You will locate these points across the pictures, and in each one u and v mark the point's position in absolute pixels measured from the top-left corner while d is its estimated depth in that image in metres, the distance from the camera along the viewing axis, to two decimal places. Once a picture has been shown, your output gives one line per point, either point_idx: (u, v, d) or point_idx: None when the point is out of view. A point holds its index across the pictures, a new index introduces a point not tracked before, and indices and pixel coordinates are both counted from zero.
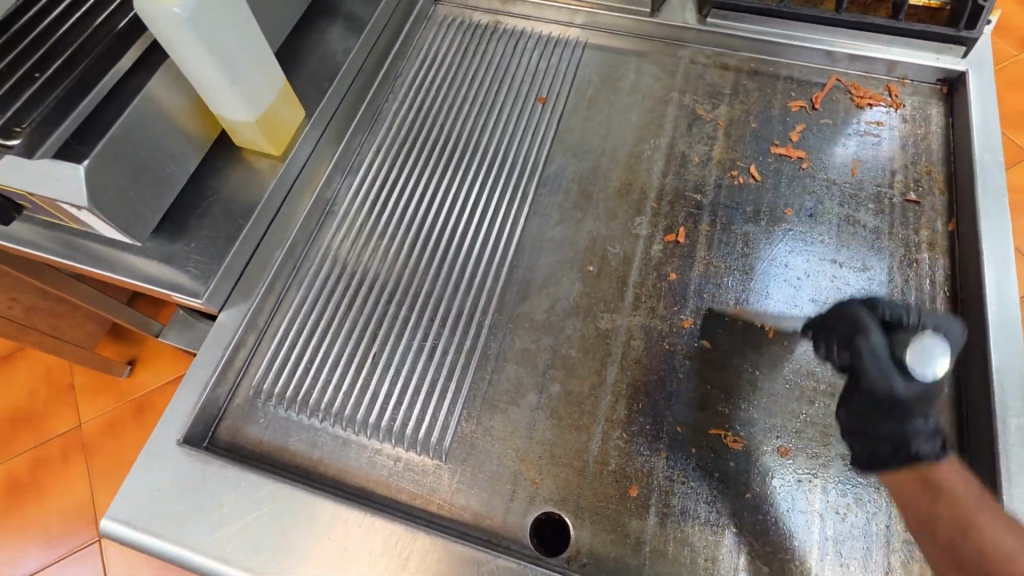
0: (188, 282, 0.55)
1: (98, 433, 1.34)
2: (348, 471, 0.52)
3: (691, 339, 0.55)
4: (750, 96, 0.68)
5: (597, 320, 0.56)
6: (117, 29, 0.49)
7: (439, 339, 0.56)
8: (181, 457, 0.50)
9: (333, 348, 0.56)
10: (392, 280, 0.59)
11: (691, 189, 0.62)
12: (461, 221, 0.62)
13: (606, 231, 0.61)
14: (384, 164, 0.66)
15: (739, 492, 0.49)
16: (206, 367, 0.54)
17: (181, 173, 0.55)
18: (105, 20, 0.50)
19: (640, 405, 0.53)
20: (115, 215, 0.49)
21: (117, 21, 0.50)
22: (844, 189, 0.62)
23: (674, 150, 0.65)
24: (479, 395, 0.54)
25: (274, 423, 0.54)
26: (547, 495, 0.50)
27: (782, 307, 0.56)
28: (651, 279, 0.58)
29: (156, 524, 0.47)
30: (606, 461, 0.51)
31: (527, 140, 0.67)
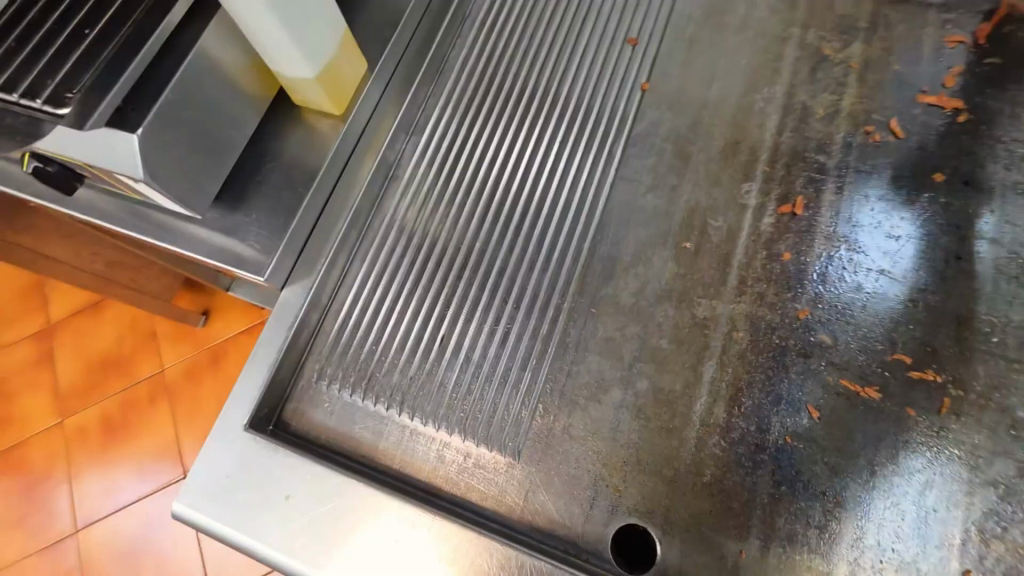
0: (251, 257, 0.52)
1: (178, 380, 1.41)
2: (415, 465, 0.48)
3: (807, 334, 0.47)
4: (894, 30, 0.55)
5: (694, 307, 0.49)
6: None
7: (513, 324, 0.51)
8: (248, 442, 0.48)
9: (399, 328, 0.52)
10: (461, 256, 0.54)
11: (813, 149, 0.52)
12: (538, 187, 0.55)
13: (706, 201, 0.52)
14: (452, 122, 0.59)
15: (860, 512, 0.42)
16: (271, 347, 0.52)
17: (241, 138, 0.52)
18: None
19: (742, 408, 0.46)
20: (174, 189, 0.47)
21: None
22: (1016, 148, 0.49)
23: (792, 101, 0.54)
24: (557, 387, 0.49)
25: (339, 408, 0.51)
26: (631, 505, 0.45)
27: (921, 296, 0.47)
28: (761, 259, 0.50)
29: (225, 512, 0.46)
30: (700, 471, 0.45)
31: (613, 91, 0.58)
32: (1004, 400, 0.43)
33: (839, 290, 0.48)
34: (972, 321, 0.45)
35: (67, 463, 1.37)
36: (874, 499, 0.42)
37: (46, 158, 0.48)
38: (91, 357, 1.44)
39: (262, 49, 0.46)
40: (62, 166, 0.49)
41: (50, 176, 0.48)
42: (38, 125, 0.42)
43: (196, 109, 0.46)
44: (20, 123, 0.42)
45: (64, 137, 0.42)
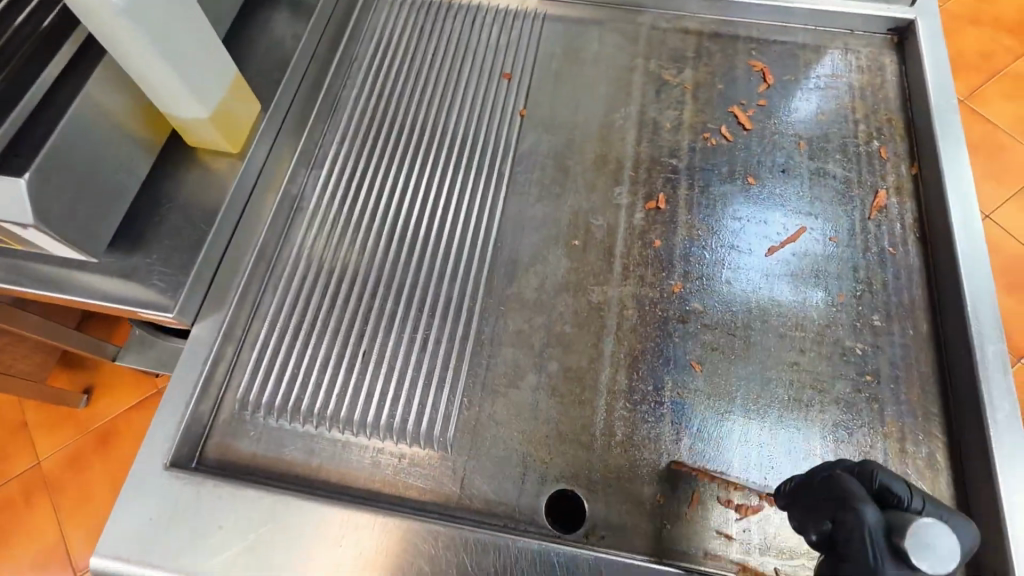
0: (155, 296, 0.52)
1: (59, 469, 1.25)
2: (350, 475, 0.50)
3: (682, 305, 0.55)
4: (713, 58, 0.68)
5: (589, 293, 0.56)
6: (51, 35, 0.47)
7: (431, 329, 0.55)
8: (171, 480, 0.47)
9: (319, 351, 0.54)
10: (373, 275, 0.57)
11: (666, 155, 0.63)
12: (437, 206, 0.60)
13: (587, 204, 0.61)
14: (351, 155, 0.63)
15: (743, 442, 0.50)
16: (185, 384, 0.52)
17: (136, 180, 0.52)
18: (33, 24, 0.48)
19: (639, 373, 0.53)
20: (69, 235, 0.47)
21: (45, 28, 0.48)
22: (813, 142, 0.63)
23: (645, 117, 0.65)
24: (478, 381, 0.53)
25: (265, 434, 0.51)
26: (558, 473, 0.49)
27: (764, 263, 0.57)
28: (637, 247, 0.58)
29: (153, 554, 0.45)
30: (613, 432, 0.51)
31: (495, 119, 0.65)
32: (836, 336, 0.54)
33: (703, 267, 0.57)
34: (803, 278, 0.56)
35: None
36: (752, 430, 0.50)
37: None
38: None
39: (153, 91, 0.48)
40: None
41: None
42: None
43: (87, 154, 0.46)
44: None
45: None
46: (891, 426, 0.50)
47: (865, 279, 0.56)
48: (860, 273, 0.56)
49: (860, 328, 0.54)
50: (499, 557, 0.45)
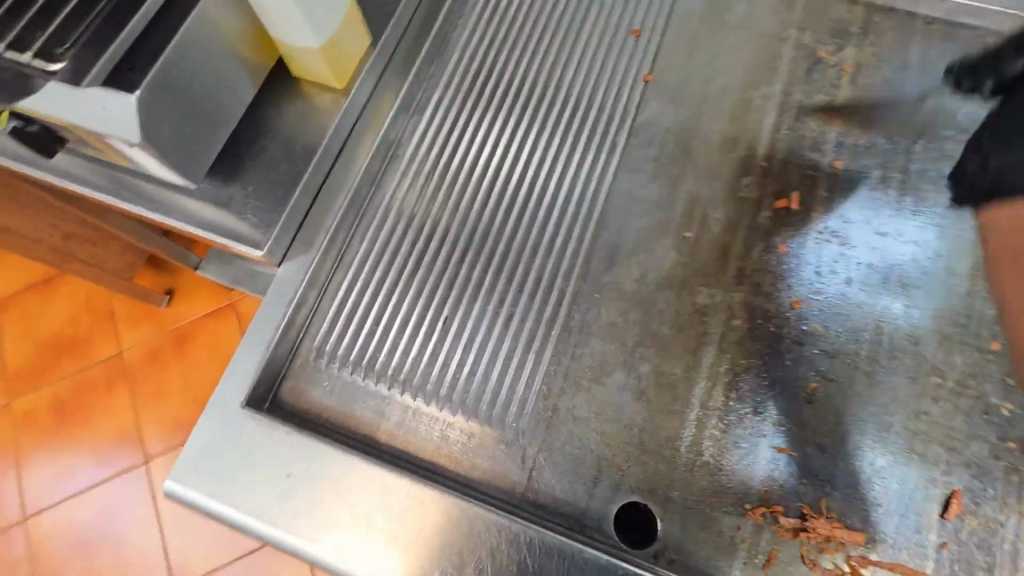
0: (248, 231, 0.51)
1: (140, 362, 1.35)
2: (417, 444, 0.48)
3: (801, 324, 0.49)
4: (884, 37, 0.58)
5: (694, 294, 0.51)
6: None
7: (517, 306, 0.51)
8: (245, 419, 0.47)
9: (400, 311, 0.52)
10: (464, 238, 0.54)
11: (808, 147, 0.55)
12: (541, 172, 0.55)
13: (707, 193, 0.54)
14: (455, 103, 0.58)
15: (847, 490, 0.45)
16: (268, 324, 0.51)
17: (239, 105, 0.50)
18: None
19: (739, 392, 0.48)
20: (170, 157, 0.45)
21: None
22: None
23: (789, 99, 0.56)
24: (561, 370, 0.50)
25: (338, 387, 0.50)
26: (633, 483, 0.46)
27: (905, 290, 0.49)
28: (758, 250, 0.52)
29: (221, 490, 0.45)
30: (700, 451, 0.46)
31: (616, 81, 0.59)
32: (978, 389, 0.46)
33: (832, 284, 0.50)
34: (949, 315, 0.48)
35: (18, 446, 1.31)
36: (859, 479, 0.45)
37: (25, 117, 0.45)
38: (46, 337, 1.37)
39: (268, 14, 0.45)
40: (43, 128, 0.46)
41: (28, 137, 0.46)
42: (28, 81, 0.40)
43: (194, 73, 0.44)
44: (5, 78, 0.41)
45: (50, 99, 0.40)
46: None
47: None
48: None
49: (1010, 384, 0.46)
50: (563, 562, 0.42)
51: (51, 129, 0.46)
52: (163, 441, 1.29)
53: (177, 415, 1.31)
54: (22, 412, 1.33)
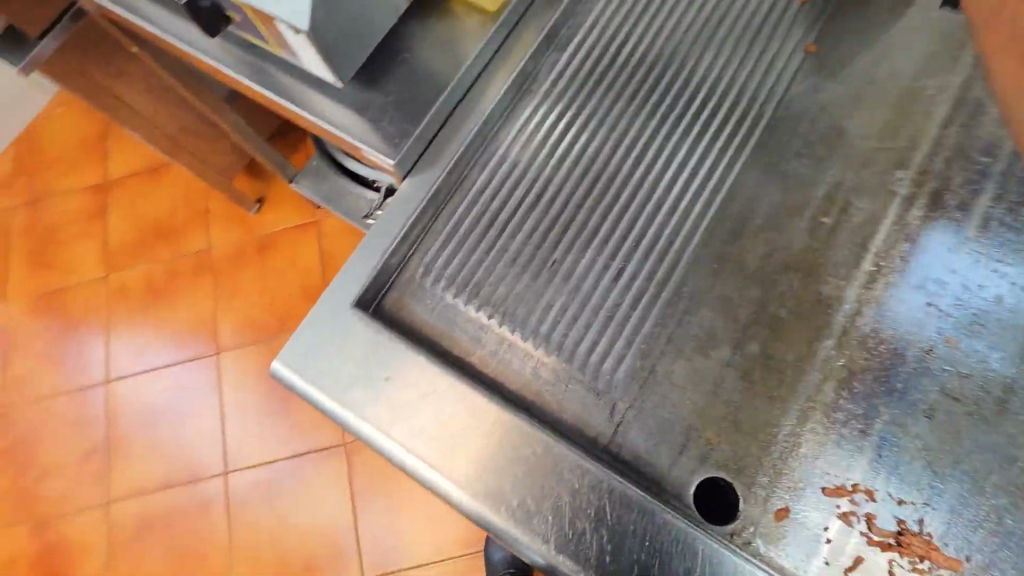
0: (380, 143, 0.53)
1: (225, 260, 1.42)
2: (509, 377, 0.49)
3: (934, 335, 0.46)
4: None
5: (821, 283, 0.48)
6: None
7: (629, 262, 0.50)
8: (352, 319, 0.49)
9: (511, 244, 0.52)
10: (587, 183, 0.53)
11: (980, 149, 0.50)
12: (677, 130, 0.53)
13: (854, 180, 0.50)
14: (599, 45, 0.56)
15: (954, 515, 0.42)
16: (384, 234, 0.52)
17: (395, 11, 0.50)
18: None
19: (851, 391, 0.45)
20: (329, 52, 0.46)
21: None
22: None
23: (967, 94, 0.51)
24: (664, 333, 0.48)
25: (440, 307, 0.51)
26: (720, 459, 0.45)
27: None
28: (900, 249, 0.48)
29: (322, 380, 0.47)
30: (797, 442, 0.45)
31: (774, 47, 0.55)
32: None
33: (977, 298, 0.46)
34: None
35: (109, 316, 1.42)
36: (972, 509, 0.42)
37: None
38: (146, 221, 1.46)
39: None
40: (215, 5, 0.47)
41: (201, 13, 0.47)
42: None
43: None
44: None
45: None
46: None
47: None
48: None
49: None
50: (641, 519, 0.42)
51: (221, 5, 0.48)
52: (234, 336, 1.37)
53: (251, 316, 1.38)
54: (117, 285, 1.43)
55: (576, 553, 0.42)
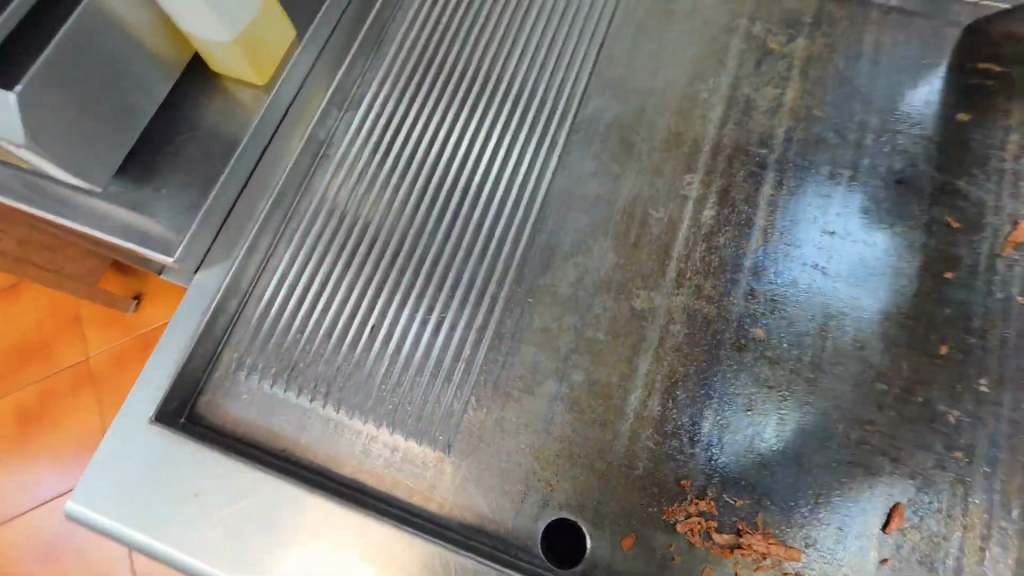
0: (158, 232, 0.47)
1: (102, 367, 1.30)
2: (338, 459, 0.46)
3: (742, 328, 0.47)
4: (836, 27, 0.56)
5: (632, 298, 0.48)
6: None
7: (446, 313, 0.49)
8: (154, 435, 0.44)
9: (325, 318, 0.49)
10: (394, 240, 0.51)
11: (755, 143, 0.52)
12: (477, 170, 0.53)
13: (648, 191, 0.51)
14: (390, 99, 0.56)
15: (787, 504, 0.42)
16: (183, 333, 0.48)
17: (151, 103, 0.47)
18: None
19: (676, 401, 0.45)
20: (65, 158, 0.42)
21: None
22: (945, 148, 0.51)
23: (736, 92, 0.54)
24: (489, 379, 0.47)
25: (257, 400, 0.48)
26: (562, 499, 0.44)
27: (851, 292, 0.47)
28: (700, 251, 0.49)
29: (125, 512, 0.42)
30: (633, 464, 0.44)
31: (558, 74, 0.56)
32: (925, 396, 0.44)
33: (775, 285, 0.48)
34: (896, 318, 0.46)
35: None
36: (801, 495, 0.42)
37: None
38: None
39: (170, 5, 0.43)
40: None
41: None
42: None
43: (89, 70, 0.42)
44: None
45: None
46: (975, 518, 0.41)
47: (978, 331, 0.46)
48: (974, 323, 0.46)
49: (958, 389, 0.44)
50: None
51: None
52: None
53: None
54: None
55: None
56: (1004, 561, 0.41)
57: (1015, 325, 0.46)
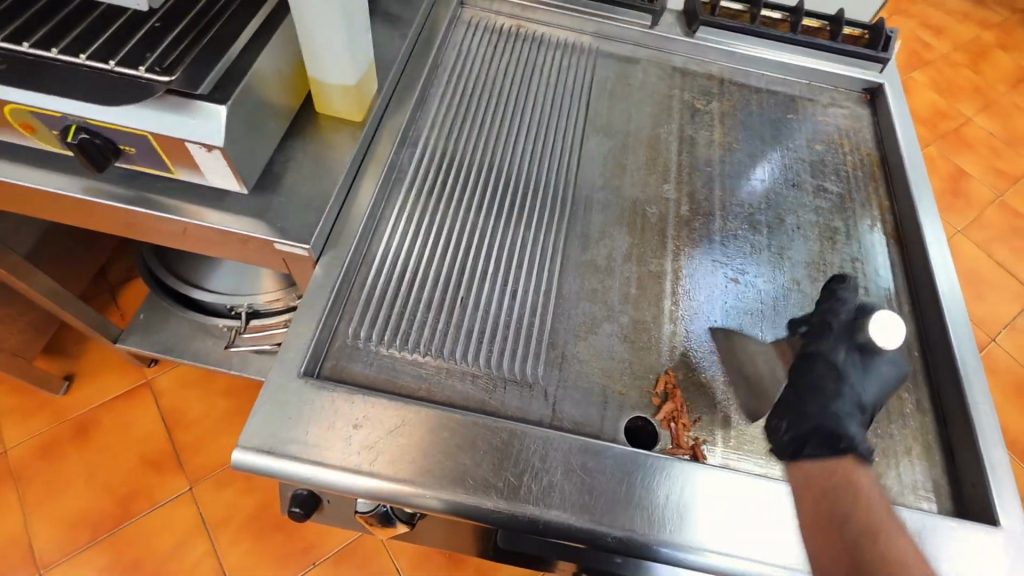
0: (287, 233, 0.58)
1: (31, 458, 1.20)
2: (457, 396, 0.57)
3: (723, 278, 0.68)
4: (733, 97, 0.85)
5: (648, 264, 0.68)
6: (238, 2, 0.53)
7: (518, 283, 0.64)
8: (305, 388, 0.52)
9: (422, 294, 0.62)
10: (466, 236, 0.66)
11: (702, 164, 0.77)
12: (519, 186, 0.71)
13: (642, 195, 0.73)
14: (442, 138, 0.73)
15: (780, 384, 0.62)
16: (310, 312, 0.58)
17: (277, 127, 0.59)
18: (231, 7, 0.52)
19: (693, 328, 0.64)
20: (237, 163, 0.53)
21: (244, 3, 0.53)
22: (814, 164, 0.79)
23: (683, 133, 0.79)
24: (561, 327, 0.62)
25: (377, 361, 0.58)
26: (633, 403, 0.59)
27: (782, 250, 0.71)
28: (685, 232, 0.71)
29: (291, 449, 0.49)
30: (676, 372, 0.61)
31: (563, 122, 0.78)
32: None
33: (736, 250, 0.70)
34: (813, 263, 0.70)
35: None
36: None
37: (93, 130, 0.50)
38: None
39: (317, 59, 0.57)
40: (107, 141, 0.51)
41: (92, 149, 0.50)
42: (145, 88, 0.46)
43: (260, 97, 0.53)
44: (119, 86, 0.46)
45: (153, 106, 0.48)
46: None
47: (861, 268, 0.71)
48: (857, 264, 0.71)
49: (859, 303, 0.68)
50: (597, 459, 0.52)
51: (113, 141, 0.51)
52: (61, 544, 1.13)
53: (81, 512, 1.16)
54: None
55: (562, 503, 0.50)
56: (911, 402, 0.62)
57: (879, 264, 0.72)
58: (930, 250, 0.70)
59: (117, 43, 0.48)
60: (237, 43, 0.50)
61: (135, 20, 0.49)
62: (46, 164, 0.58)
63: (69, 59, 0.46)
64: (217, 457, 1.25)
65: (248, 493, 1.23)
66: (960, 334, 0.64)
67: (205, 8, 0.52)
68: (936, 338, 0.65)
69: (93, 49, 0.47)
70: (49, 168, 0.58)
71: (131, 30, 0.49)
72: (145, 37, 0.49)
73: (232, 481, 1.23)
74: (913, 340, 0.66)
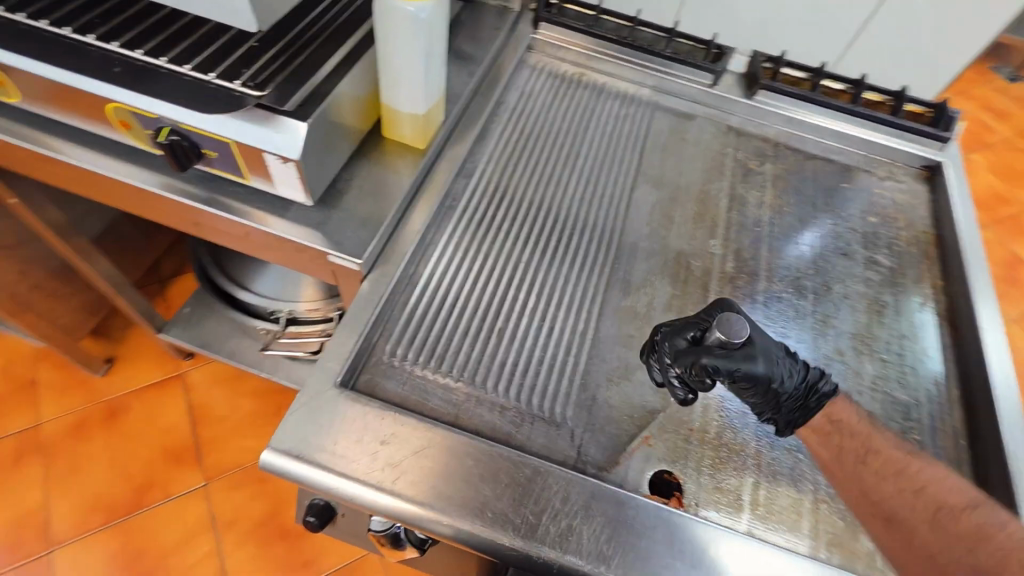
0: (342, 247, 0.61)
1: (60, 435, 1.24)
2: (483, 426, 0.57)
3: None
4: (786, 161, 0.85)
5: (688, 317, 0.67)
6: (328, 30, 0.56)
7: (556, 321, 0.65)
8: (339, 398, 0.54)
9: (461, 321, 0.63)
10: (510, 269, 0.67)
11: (751, 223, 0.77)
12: (568, 226, 0.72)
13: (688, 248, 0.73)
14: (497, 173, 0.75)
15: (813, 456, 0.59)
16: (352, 326, 0.59)
17: (347, 147, 0.63)
18: (323, 36, 0.56)
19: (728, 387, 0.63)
20: (308, 176, 0.56)
21: (332, 32, 0.57)
22: (865, 235, 0.78)
23: (734, 192, 0.80)
24: (595, 370, 0.62)
25: (411, 382, 0.58)
26: (660, 456, 0.58)
27: (827, 319, 0.70)
28: (728, 288, 0.70)
29: (318, 457, 0.50)
30: (706, 429, 0.60)
31: (615, 169, 0.79)
32: (886, 387, 0.65)
33: (780, 313, 0.69)
34: (858, 336, 0.69)
35: None
36: None
37: (182, 133, 0.54)
38: None
39: (395, 85, 0.60)
40: (192, 144, 0.55)
41: (178, 149, 0.54)
42: (237, 100, 0.50)
43: (337, 117, 0.57)
44: (217, 96, 0.50)
45: (240, 115, 0.52)
46: None
47: (908, 345, 0.69)
48: (905, 341, 0.69)
49: (905, 382, 0.66)
50: (619, 509, 0.51)
51: (198, 144, 0.55)
52: (76, 523, 1.15)
53: (98, 494, 1.19)
54: None
55: (577, 550, 0.49)
56: None
57: (929, 345, 0.69)
58: (985, 335, 0.67)
59: (217, 58, 0.52)
60: (324, 67, 0.54)
61: (237, 39, 0.54)
62: (130, 158, 0.63)
63: (173, 67, 0.50)
64: (236, 457, 1.27)
65: (257, 500, 1.23)
66: (1012, 428, 0.61)
67: (302, 32, 0.56)
68: (986, 430, 0.62)
69: (197, 62, 0.51)
70: (133, 163, 0.62)
71: (232, 46, 0.53)
72: (245, 55, 0.53)
73: (244, 484, 1.24)
74: (961, 428, 0.64)
